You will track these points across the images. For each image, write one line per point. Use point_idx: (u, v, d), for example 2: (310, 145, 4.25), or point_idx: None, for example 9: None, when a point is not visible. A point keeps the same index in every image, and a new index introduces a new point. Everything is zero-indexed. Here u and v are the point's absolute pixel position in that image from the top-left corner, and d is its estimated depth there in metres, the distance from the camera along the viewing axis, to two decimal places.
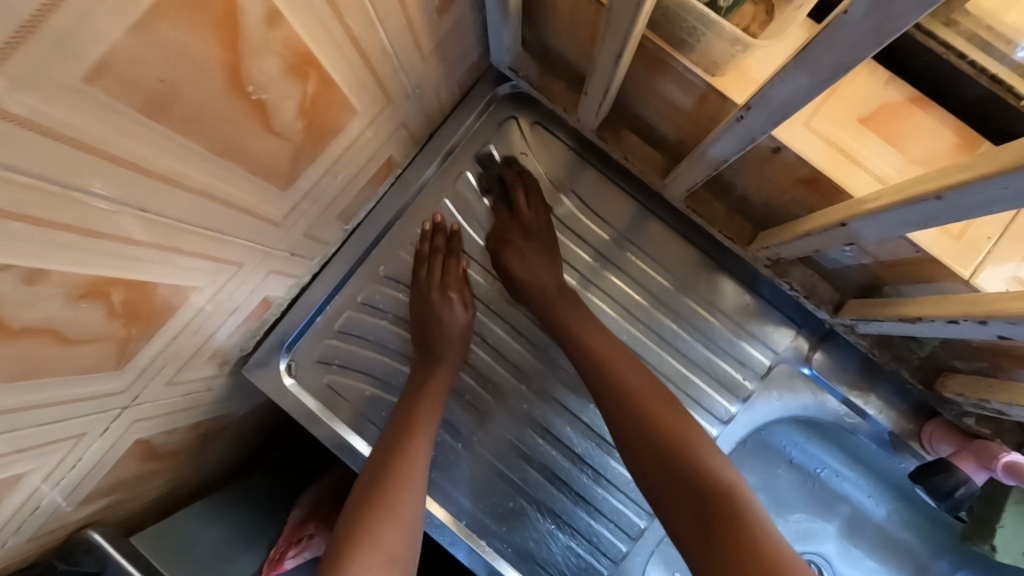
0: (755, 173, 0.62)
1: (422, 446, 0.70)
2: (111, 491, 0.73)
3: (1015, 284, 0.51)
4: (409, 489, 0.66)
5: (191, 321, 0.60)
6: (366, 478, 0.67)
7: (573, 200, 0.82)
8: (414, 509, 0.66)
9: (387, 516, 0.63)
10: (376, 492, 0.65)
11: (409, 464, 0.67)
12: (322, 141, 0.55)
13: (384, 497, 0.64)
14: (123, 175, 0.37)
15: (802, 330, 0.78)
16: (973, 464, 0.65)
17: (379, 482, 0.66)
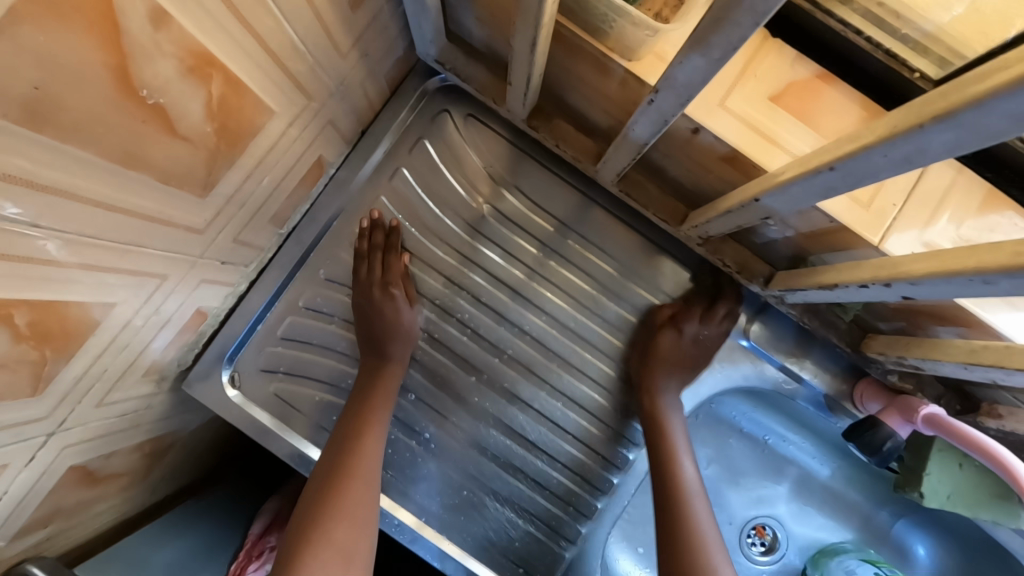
0: (680, 154, 0.63)
1: (373, 443, 0.69)
2: (49, 521, 0.70)
3: (917, 244, 0.55)
4: (360, 485, 0.65)
5: (115, 339, 0.57)
6: (316, 479, 0.66)
7: (514, 193, 0.81)
8: (367, 506, 0.65)
9: (339, 513, 0.62)
10: (327, 491, 0.64)
11: (359, 461, 0.67)
12: (240, 144, 0.54)
13: (335, 494, 0.64)
14: (7, 189, 0.35)
15: (741, 303, 0.80)
16: (899, 419, 0.69)
17: (330, 482, 0.65)
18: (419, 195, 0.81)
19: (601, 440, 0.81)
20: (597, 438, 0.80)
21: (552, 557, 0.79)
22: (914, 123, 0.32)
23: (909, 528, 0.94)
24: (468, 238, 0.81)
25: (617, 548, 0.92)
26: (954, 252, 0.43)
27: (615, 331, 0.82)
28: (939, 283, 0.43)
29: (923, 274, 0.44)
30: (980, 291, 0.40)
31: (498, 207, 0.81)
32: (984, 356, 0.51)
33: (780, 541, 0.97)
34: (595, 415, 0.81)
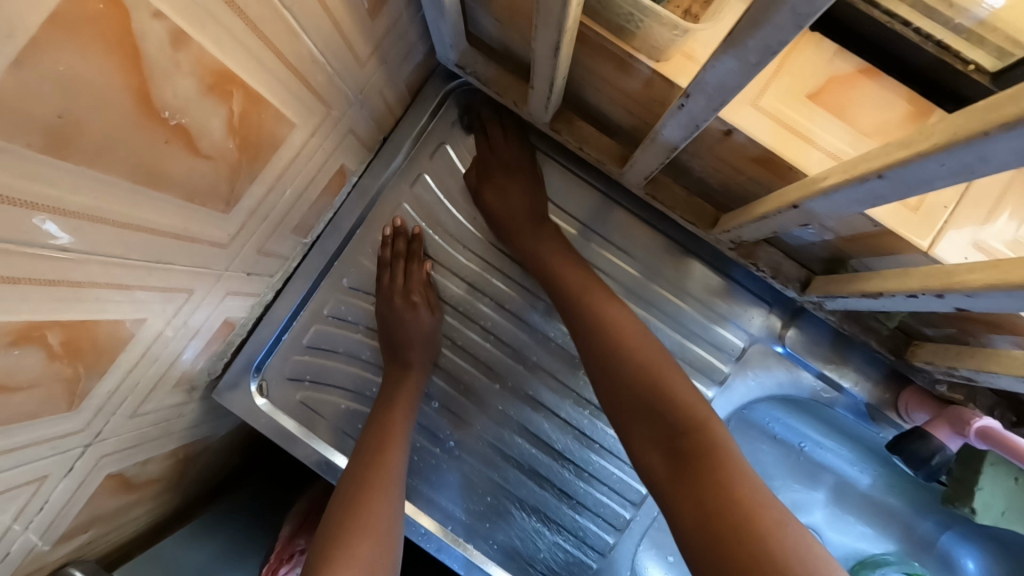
0: (711, 156, 0.61)
1: (395, 456, 0.68)
2: (88, 526, 0.72)
3: (970, 249, 0.51)
4: (382, 498, 0.64)
5: (146, 352, 0.58)
6: (339, 494, 0.65)
7: None
8: (389, 519, 0.63)
9: (361, 525, 0.60)
10: (349, 504, 0.63)
11: (382, 473, 0.66)
12: (261, 157, 0.53)
13: (358, 508, 0.62)
14: (36, 216, 0.35)
15: (774, 307, 0.78)
16: (948, 431, 0.65)
17: (352, 495, 0.63)
18: (440, 200, 0.80)
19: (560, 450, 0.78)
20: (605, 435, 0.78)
21: (579, 566, 0.78)
22: (976, 128, 0.29)
23: (956, 539, 0.90)
24: (491, 243, 0.80)
25: (647, 558, 0.89)
26: (1015, 260, 0.40)
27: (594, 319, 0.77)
28: (998, 296, 0.40)
29: (979, 286, 0.41)
30: None
31: None
32: None
33: None
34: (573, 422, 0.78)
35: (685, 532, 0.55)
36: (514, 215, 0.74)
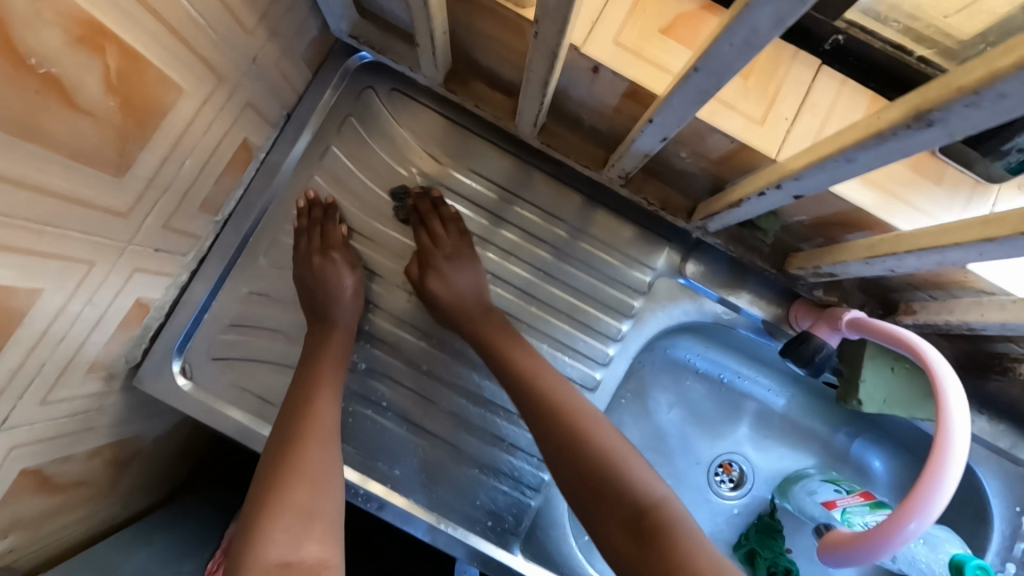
0: (590, 99, 0.66)
1: (326, 406, 0.70)
2: (9, 530, 0.69)
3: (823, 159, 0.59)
4: (316, 448, 0.65)
5: (48, 331, 0.58)
6: (272, 447, 0.65)
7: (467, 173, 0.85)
8: (326, 464, 0.65)
9: (297, 475, 0.62)
10: (283, 456, 0.64)
11: (312, 425, 0.67)
12: (150, 122, 0.54)
13: (292, 458, 0.63)
14: None
15: (673, 244, 0.84)
16: (827, 329, 0.72)
17: (287, 444, 0.65)
18: (351, 171, 0.83)
19: (496, 402, 0.81)
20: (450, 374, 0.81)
21: (519, 508, 0.80)
22: (745, 6, 0.35)
23: (866, 445, 0.99)
24: (422, 215, 0.84)
25: None
26: (825, 141, 0.46)
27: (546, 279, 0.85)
28: (815, 171, 0.47)
29: (801, 168, 0.48)
30: (847, 170, 0.44)
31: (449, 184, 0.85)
32: (883, 247, 0.55)
33: (747, 475, 1.00)
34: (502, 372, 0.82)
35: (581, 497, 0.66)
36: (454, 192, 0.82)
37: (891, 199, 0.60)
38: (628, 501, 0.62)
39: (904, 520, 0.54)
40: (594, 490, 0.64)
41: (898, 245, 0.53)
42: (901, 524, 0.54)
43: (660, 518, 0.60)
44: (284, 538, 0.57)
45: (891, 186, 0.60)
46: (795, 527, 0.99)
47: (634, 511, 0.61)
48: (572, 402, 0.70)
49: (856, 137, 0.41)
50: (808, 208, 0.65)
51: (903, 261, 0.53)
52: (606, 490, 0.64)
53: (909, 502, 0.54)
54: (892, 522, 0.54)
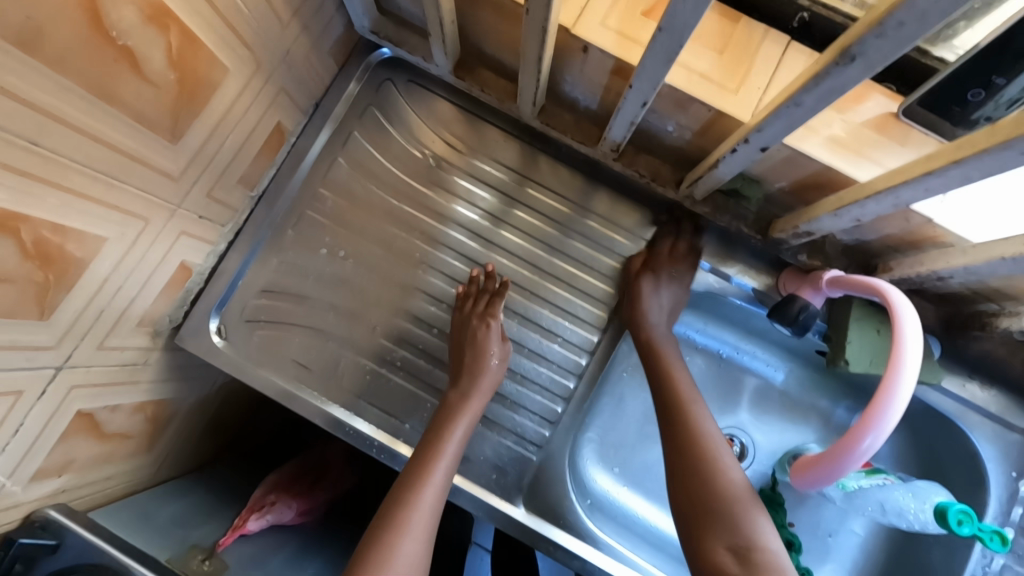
0: (581, 79, 0.74)
1: (432, 493, 0.70)
2: (64, 469, 0.77)
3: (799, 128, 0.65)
4: (409, 538, 0.65)
5: (108, 279, 0.66)
6: (372, 524, 0.67)
7: (485, 159, 0.95)
8: (433, 498, 0.69)
9: (384, 568, 0.62)
10: (377, 540, 0.64)
11: (412, 513, 0.67)
12: (200, 97, 0.64)
13: (383, 545, 0.64)
14: (20, 110, 0.45)
15: (666, 219, 0.91)
16: (810, 291, 0.77)
17: (412, 467, 0.72)
18: (372, 154, 0.93)
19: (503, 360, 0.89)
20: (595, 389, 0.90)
21: (522, 463, 0.85)
22: None
23: None
24: (441, 196, 0.94)
25: (593, 467, 0.98)
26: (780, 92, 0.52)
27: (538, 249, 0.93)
28: (774, 120, 0.53)
29: (762, 119, 0.54)
30: (797, 114, 0.50)
31: (470, 169, 0.95)
32: (847, 198, 0.61)
33: (748, 449, 1.03)
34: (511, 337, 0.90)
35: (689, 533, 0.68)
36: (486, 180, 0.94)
37: (859, 159, 0.65)
38: (735, 538, 0.64)
39: (861, 437, 0.58)
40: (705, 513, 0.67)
41: (858, 193, 0.59)
42: (857, 442, 0.59)
43: (765, 560, 0.62)
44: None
45: (859, 148, 0.65)
46: (796, 501, 1.00)
47: (743, 543, 0.64)
48: (703, 436, 0.74)
49: (800, 82, 0.47)
50: (784, 172, 0.71)
51: (865, 207, 0.59)
52: (715, 521, 0.66)
53: (864, 421, 0.58)
54: (850, 442, 0.59)
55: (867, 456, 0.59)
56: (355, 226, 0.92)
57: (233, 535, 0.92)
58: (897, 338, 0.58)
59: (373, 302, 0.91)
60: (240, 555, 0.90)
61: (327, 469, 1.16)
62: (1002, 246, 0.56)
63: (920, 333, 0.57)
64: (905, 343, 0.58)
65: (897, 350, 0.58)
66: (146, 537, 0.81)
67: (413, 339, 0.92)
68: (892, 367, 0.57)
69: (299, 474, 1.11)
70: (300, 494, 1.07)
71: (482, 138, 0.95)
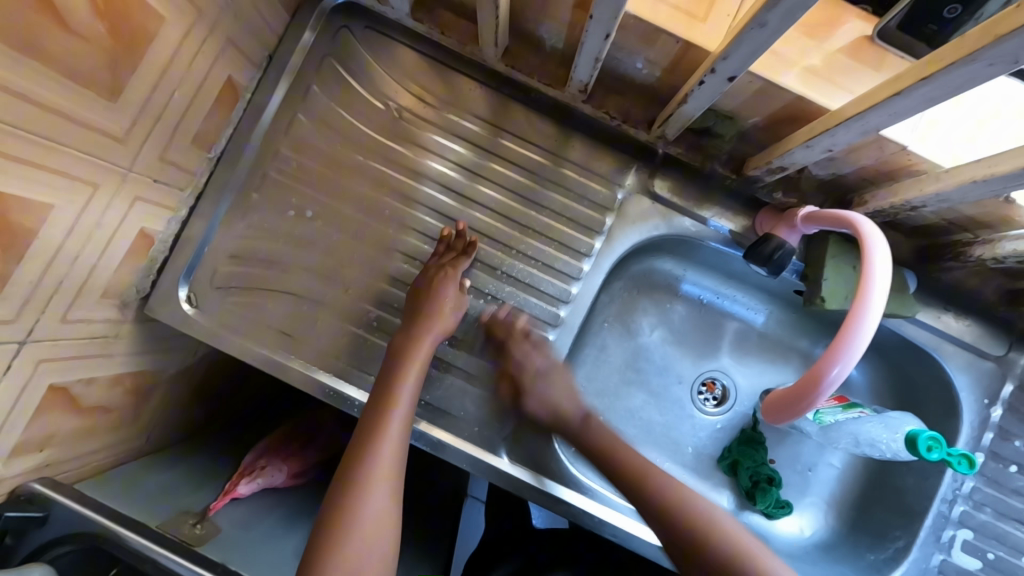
0: (543, 15, 0.70)
1: (393, 443, 0.70)
2: (44, 443, 0.77)
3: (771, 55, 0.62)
4: (375, 494, 0.66)
5: (63, 249, 0.64)
6: (335, 482, 0.67)
7: (453, 110, 0.91)
8: (398, 449, 0.70)
9: (354, 525, 0.63)
10: (342, 499, 0.65)
11: (374, 467, 0.67)
12: (136, 49, 0.60)
13: (350, 504, 0.64)
14: None
15: (642, 164, 0.89)
16: (786, 229, 0.76)
17: (370, 419, 0.71)
18: (333, 108, 0.89)
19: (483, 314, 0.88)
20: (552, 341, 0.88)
21: (505, 414, 0.85)
22: None
23: None
24: (409, 150, 0.91)
25: None
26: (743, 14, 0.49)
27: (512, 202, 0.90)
28: (738, 45, 0.50)
29: (726, 45, 0.51)
30: (762, 36, 0.48)
31: (440, 121, 0.91)
32: (817, 127, 0.59)
33: (730, 392, 1.04)
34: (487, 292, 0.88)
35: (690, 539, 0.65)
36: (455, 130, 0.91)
37: (832, 87, 0.62)
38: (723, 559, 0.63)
39: (828, 365, 0.58)
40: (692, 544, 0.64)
41: (829, 121, 0.57)
42: (824, 370, 0.58)
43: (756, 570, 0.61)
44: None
45: (832, 75, 0.63)
46: (778, 439, 1.02)
47: None
48: None
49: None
50: (756, 105, 0.68)
51: (836, 135, 0.57)
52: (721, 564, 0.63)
53: (831, 349, 0.57)
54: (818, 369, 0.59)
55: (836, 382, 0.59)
56: (321, 184, 0.88)
57: (225, 499, 0.93)
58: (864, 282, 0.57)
59: (345, 262, 0.89)
60: (233, 518, 0.91)
61: (316, 431, 1.17)
62: (974, 169, 0.55)
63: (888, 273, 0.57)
64: (873, 286, 0.57)
65: (864, 292, 0.57)
66: (135, 504, 0.82)
67: (388, 298, 0.90)
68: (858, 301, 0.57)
69: (288, 438, 1.12)
70: (290, 456, 1.08)
71: (451, 87, 0.91)
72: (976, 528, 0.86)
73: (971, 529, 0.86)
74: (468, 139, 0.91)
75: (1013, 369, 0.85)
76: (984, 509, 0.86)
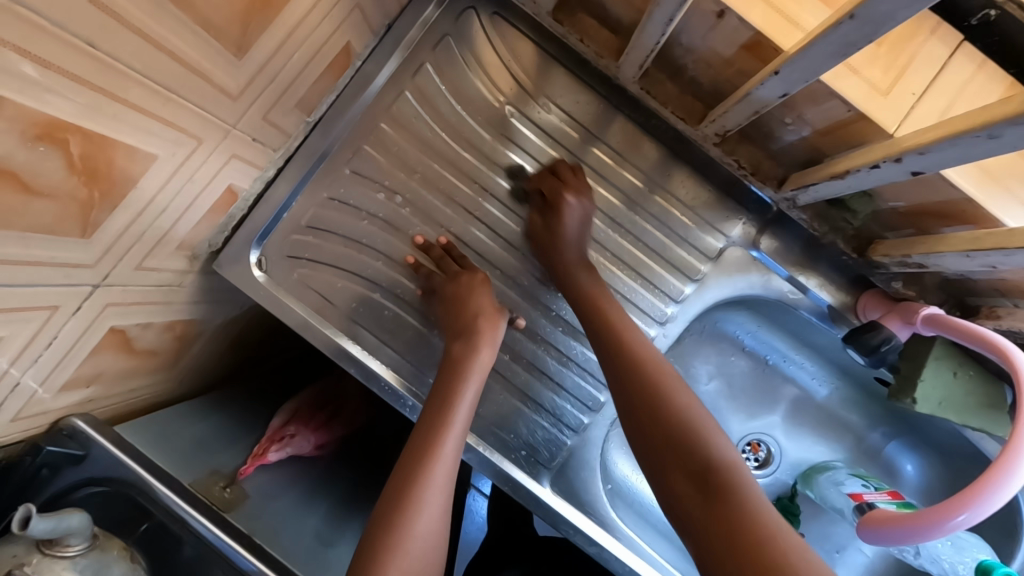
0: (701, 46, 0.64)
1: (444, 466, 0.67)
2: (92, 380, 0.74)
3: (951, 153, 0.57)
4: (423, 516, 0.63)
5: (154, 199, 0.60)
6: (383, 494, 0.65)
7: (549, 107, 0.86)
8: (450, 466, 0.68)
9: (401, 546, 0.61)
10: (391, 516, 0.63)
11: (426, 488, 0.64)
12: (272, 7, 0.55)
13: (399, 522, 0.62)
14: (85, 11, 0.38)
15: (750, 216, 0.84)
16: (899, 323, 0.71)
17: (426, 430, 0.69)
18: (439, 90, 0.84)
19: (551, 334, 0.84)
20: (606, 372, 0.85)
21: (555, 445, 0.83)
22: None
23: (901, 449, 0.98)
24: (497, 143, 0.86)
25: (617, 454, 0.97)
26: (961, 116, 0.44)
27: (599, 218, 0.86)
28: (947, 146, 0.45)
29: (930, 142, 0.46)
30: (987, 147, 0.43)
31: (524, 110, 0.86)
32: (988, 241, 0.54)
33: (774, 457, 1.01)
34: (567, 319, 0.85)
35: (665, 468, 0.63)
36: (552, 132, 0.86)
37: (1008, 196, 0.56)
38: (697, 461, 0.61)
39: (955, 510, 0.53)
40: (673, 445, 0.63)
41: (1006, 240, 0.52)
42: (951, 515, 0.53)
43: (728, 480, 0.59)
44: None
45: (1010, 181, 0.57)
46: (812, 514, 0.99)
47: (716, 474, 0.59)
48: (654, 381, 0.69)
49: (1008, 110, 0.39)
50: (909, 193, 0.63)
51: (1009, 257, 0.52)
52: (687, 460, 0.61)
53: (966, 495, 0.53)
54: (938, 514, 0.54)
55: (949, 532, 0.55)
56: (413, 170, 0.84)
57: (254, 464, 0.91)
58: (1014, 445, 0.54)
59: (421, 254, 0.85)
60: (260, 484, 0.90)
61: (343, 402, 1.16)
62: None
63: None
64: (1022, 454, 0.53)
65: (1015, 445, 0.54)
66: (170, 458, 0.81)
67: None
68: (1009, 459, 0.53)
69: (318, 406, 1.11)
70: (319, 427, 1.07)
71: (555, 84, 0.85)
72: None
73: None
74: (564, 146, 0.86)
75: None
76: None
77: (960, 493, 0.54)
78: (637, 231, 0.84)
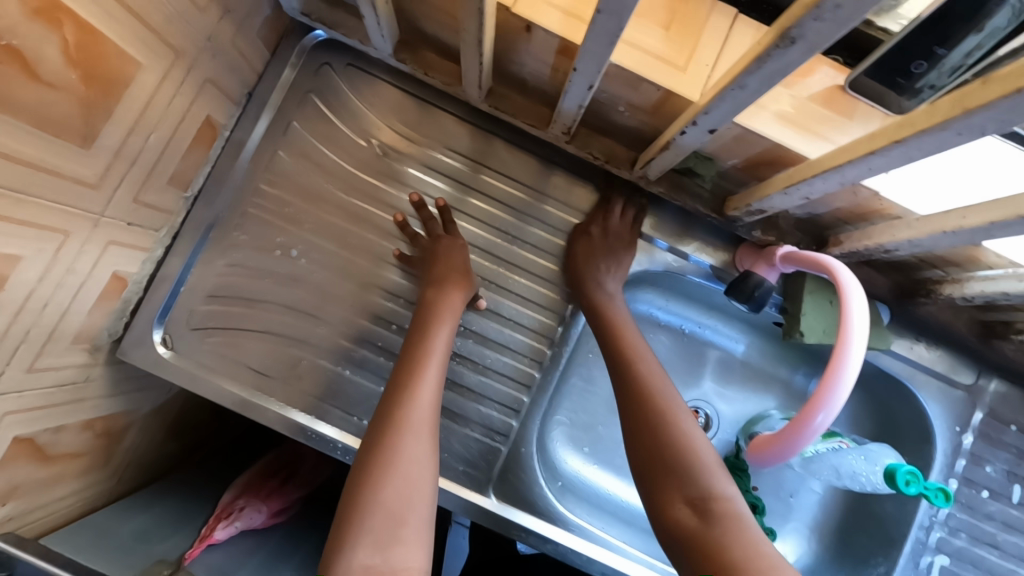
0: (526, 58, 0.70)
1: (429, 390, 0.69)
2: (10, 496, 0.72)
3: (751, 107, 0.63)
4: (411, 438, 0.63)
5: (31, 298, 0.61)
6: (371, 434, 0.65)
7: (443, 150, 0.91)
8: (434, 394, 0.69)
9: (394, 468, 0.61)
10: (379, 443, 0.63)
11: (411, 414, 0.65)
12: (112, 96, 0.59)
13: (387, 448, 0.62)
14: None
15: (624, 200, 0.90)
16: (765, 266, 0.78)
17: (405, 366, 0.71)
18: (314, 144, 0.88)
19: (469, 346, 0.87)
20: (526, 374, 0.88)
21: (491, 453, 0.85)
22: None
23: None
24: (391, 185, 0.91)
25: (564, 449, 0.99)
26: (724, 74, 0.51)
27: (493, 233, 0.90)
28: (720, 102, 0.52)
29: (707, 102, 0.53)
30: (744, 95, 0.49)
31: (402, 149, 0.91)
32: (797, 176, 0.60)
33: (712, 420, 1.04)
34: (480, 331, 0.88)
35: (673, 538, 0.61)
36: (437, 165, 0.91)
37: (810, 135, 0.64)
38: (693, 489, 0.63)
39: (813, 413, 0.60)
40: (668, 471, 0.65)
41: (808, 170, 0.58)
42: (811, 418, 0.60)
43: (721, 508, 0.61)
44: (370, 544, 0.56)
45: (811, 125, 0.64)
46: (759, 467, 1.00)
47: (703, 494, 0.62)
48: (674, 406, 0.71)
49: (745, 62, 0.45)
50: (735, 149, 0.70)
51: (812, 185, 0.59)
52: (674, 478, 0.65)
53: (817, 399, 0.60)
54: (804, 419, 0.61)
55: (819, 431, 0.62)
56: (303, 223, 0.88)
57: (200, 545, 0.90)
58: (843, 336, 0.60)
59: (328, 299, 0.88)
60: (210, 565, 0.88)
61: (296, 464, 1.15)
62: (943, 220, 0.56)
63: (866, 329, 0.59)
64: (850, 343, 0.59)
65: (843, 338, 0.60)
66: (107, 559, 0.78)
67: (365, 334, 0.88)
68: (839, 356, 0.59)
69: (270, 472, 1.10)
70: (271, 495, 1.06)
71: (430, 121, 0.91)
72: (952, 554, 0.87)
73: (948, 555, 0.87)
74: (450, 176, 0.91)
75: (983, 397, 0.88)
76: (959, 535, 0.87)
77: (816, 396, 0.60)
78: (525, 233, 0.90)
